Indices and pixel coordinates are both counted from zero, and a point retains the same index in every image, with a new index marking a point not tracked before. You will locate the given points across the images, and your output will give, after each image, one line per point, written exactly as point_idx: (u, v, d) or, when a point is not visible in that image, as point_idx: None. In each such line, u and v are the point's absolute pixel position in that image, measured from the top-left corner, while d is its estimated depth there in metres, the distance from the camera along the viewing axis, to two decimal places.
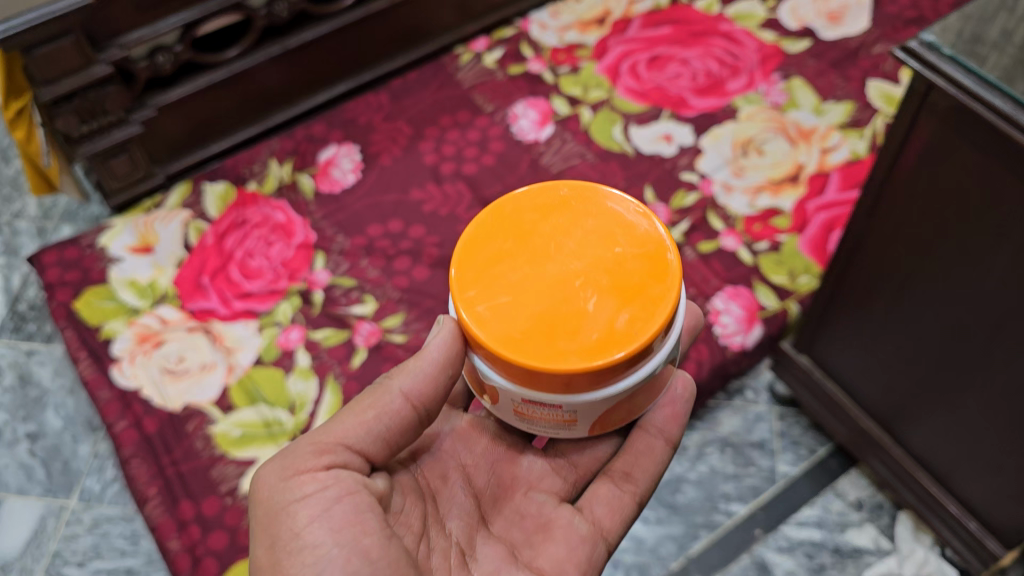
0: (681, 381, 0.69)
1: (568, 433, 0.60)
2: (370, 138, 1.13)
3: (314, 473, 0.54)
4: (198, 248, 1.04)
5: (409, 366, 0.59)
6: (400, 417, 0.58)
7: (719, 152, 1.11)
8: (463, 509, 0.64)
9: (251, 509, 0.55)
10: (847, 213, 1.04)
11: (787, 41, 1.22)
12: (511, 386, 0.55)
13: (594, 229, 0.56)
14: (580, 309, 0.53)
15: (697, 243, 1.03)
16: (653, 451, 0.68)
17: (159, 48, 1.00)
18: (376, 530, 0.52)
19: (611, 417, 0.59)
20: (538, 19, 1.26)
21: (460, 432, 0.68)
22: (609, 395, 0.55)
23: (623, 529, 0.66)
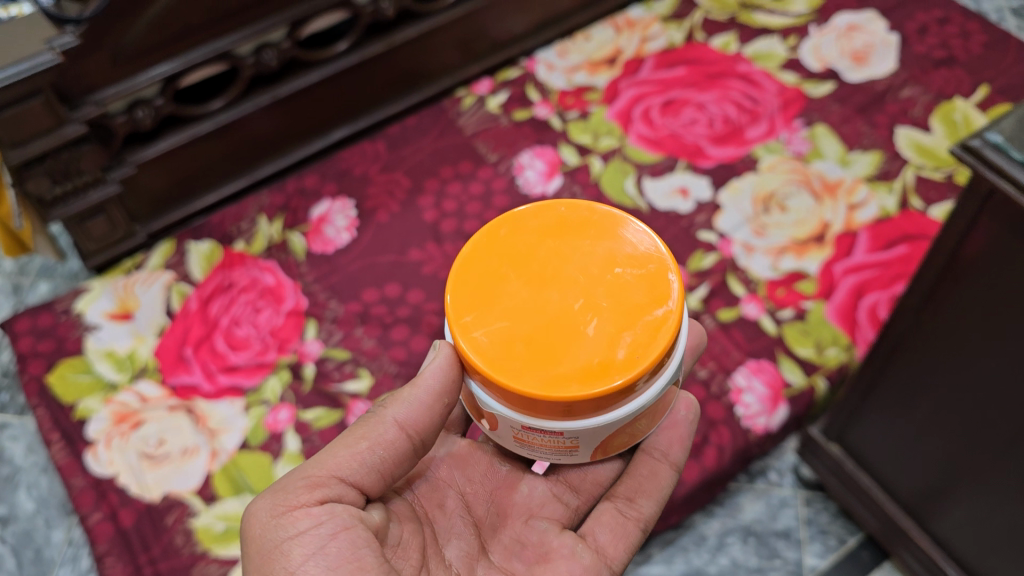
0: (685, 404, 0.69)
1: (571, 459, 0.58)
2: (366, 191, 1.06)
3: (308, 509, 0.51)
4: (181, 315, 0.97)
5: (403, 395, 0.56)
6: (394, 450, 0.55)
7: (739, 208, 1.04)
8: (462, 538, 0.61)
9: (241, 547, 0.52)
10: (877, 277, 0.97)
11: (809, 83, 1.15)
12: (511, 413, 0.53)
13: (592, 251, 0.54)
14: (580, 333, 0.51)
15: (716, 310, 0.96)
16: (657, 475, 0.67)
17: (139, 102, 0.93)
18: (374, 566, 0.49)
19: (614, 442, 0.57)
20: (544, 59, 1.19)
21: (458, 458, 0.66)
22: (613, 421, 0.53)
23: (628, 557, 0.63)
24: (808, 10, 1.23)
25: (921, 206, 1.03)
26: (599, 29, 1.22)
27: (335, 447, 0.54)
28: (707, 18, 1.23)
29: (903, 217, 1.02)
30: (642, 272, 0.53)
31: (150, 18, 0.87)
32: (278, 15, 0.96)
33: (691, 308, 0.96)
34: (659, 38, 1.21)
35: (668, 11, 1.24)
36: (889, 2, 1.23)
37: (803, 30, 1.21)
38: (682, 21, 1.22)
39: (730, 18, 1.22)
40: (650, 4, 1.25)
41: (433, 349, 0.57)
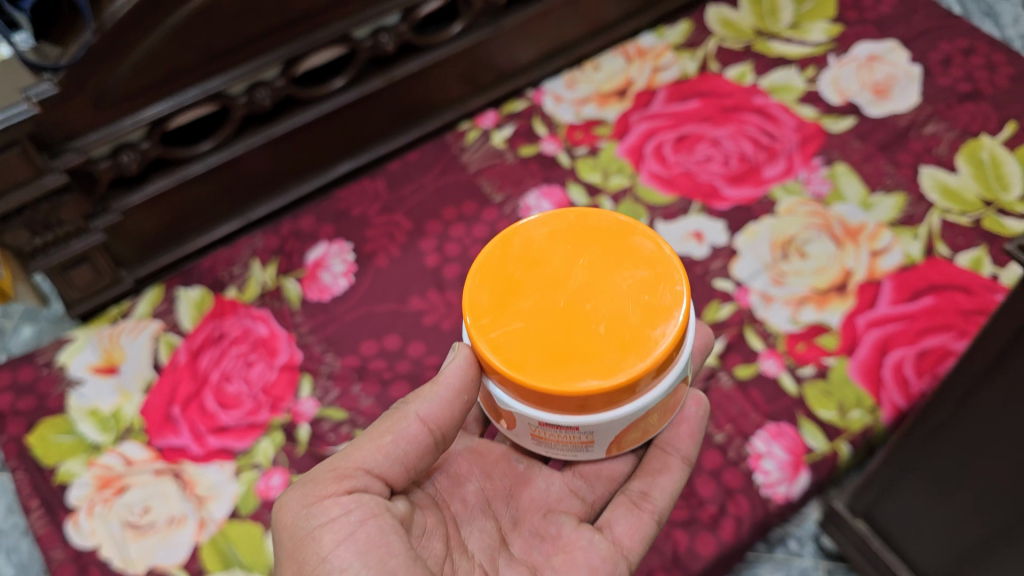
0: (694, 400, 0.72)
1: (585, 455, 0.61)
2: (365, 234, 1.01)
3: (336, 498, 0.53)
4: (169, 369, 0.92)
5: (425, 392, 0.58)
6: (418, 444, 0.57)
7: (756, 254, 0.99)
8: (485, 528, 0.64)
9: (274, 534, 0.54)
10: (902, 331, 0.92)
11: (829, 119, 1.10)
12: (528, 410, 0.56)
13: (601, 256, 0.57)
14: (592, 331, 0.54)
15: (733, 367, 0.91)
16: (669, 468, 0.69)
17: (124, 146, 0.89)
18: (401, 552, 0.51)
19: (627, 438, 0.60)
20: (552, 90, 1.14)
21: (478, 456, 0.68)
22: (626, 417, 0.56)
23: (644, 549, 0.66)
24: (827, 39, 1.18)
25: (947, 253, 0.98)
26: (608, 58, 1.18)
27: (359, 442, 0.56)
28: (721, 46, 1.17)
29: (929, 265, 0.97)
30: (650, 274, 0.56)
31: (135, 60, 0.82)
32: (272, 53, 0.91)
33: (707, 366, 0.91)
34: (671, 69, 1.16)
35: (680, 39, 1.19)
36: (912, 30, 1.18)
37: (822, 60, 1.15)
38: (695, 50, 1.17)
39: (745, 47, 1.17)
40: (661, 32, 1.20)
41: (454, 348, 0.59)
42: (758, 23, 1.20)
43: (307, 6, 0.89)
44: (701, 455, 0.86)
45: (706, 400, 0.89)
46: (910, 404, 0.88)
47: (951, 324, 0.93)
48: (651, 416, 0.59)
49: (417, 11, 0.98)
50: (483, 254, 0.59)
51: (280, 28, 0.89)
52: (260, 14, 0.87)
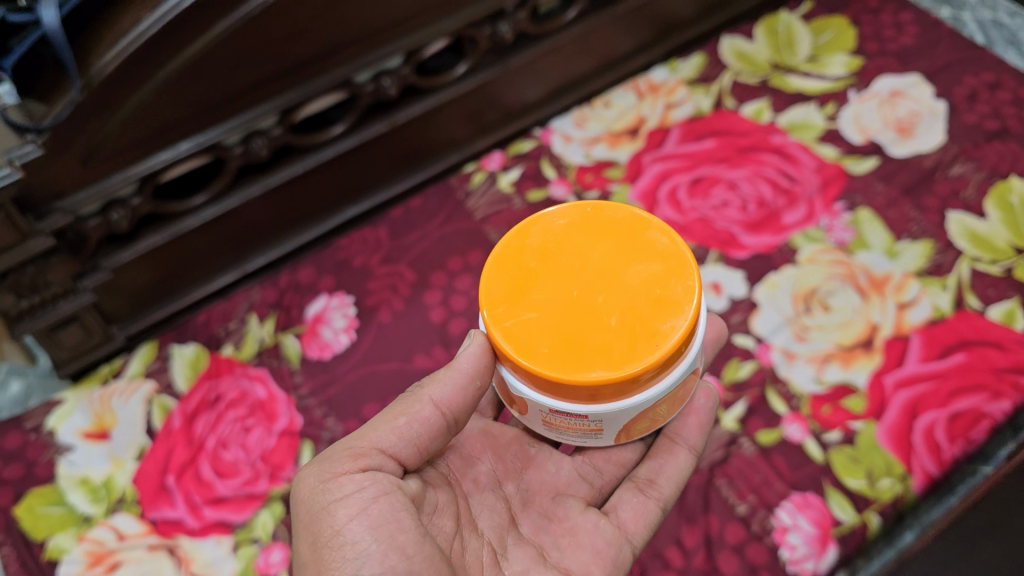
0: (704, 393, 0.75)
1: (593, 442, 0.63)
2: (367, 286, 0.97)
3: (351, 476, 0.55)
4: (162, 435, 0.87)
5: (439, 377, 0.61)
6: (429, 427, 0.60)
7: (777, 308, 0.95)
8: (496, 507, 0.66)
9: (293, 509, 0.57)
10: (933, 392, 0.88)
11: (850, 160, 1.05)
12: (538, 397, 0.58)
13: (614, 249, 0.59)
14: (604, 323, 0.56)
15: (755, 432, 0.87)
16: (675, 460, 0.72)
17: (114, 202, 0.83)
18: (411, 528, 0.54)
19: (636, 426, 0.62)
20: (560, 128, 1.10)
21: (491, 440, 0.71)
22: (635, 407, 0.58)
23: (647, 534, 0.69)
24: (847, 73, 1.13)
25: (978, 306, 0.94)
26: (619, 94, 1.13)
27: (374, 424, 0.59)
28: (737, 81, 1.13)
29: (959, 319, 0.93)
30: (662, 268, 0.58)
31: (124, 116, 0.77)
32: (269, 101, 0.86)
33: (727, 430, 0.87)
34: (685, 105, 1.11)
35: (694, 73, 1.15)
36: (935, 63, 1.13)
37: (842, 96, 1.11)
38: (709, 85, 1.13)
39: (761, 82, 1.13)
40: (674, 66, 1.16)
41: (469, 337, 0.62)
42: (775, 56, 1.15)
43: (305, 52, 0.84)
44: (722, 528, 0.82)
45: (727, 468, 0.85)
46: (943, 472, 0.84)
47: (984, 384, 0.88)
48: (660, 407, 0.61)
49: (421, 53, 0.93)
50: (500, 245, 0.61)
51: (277, 76, 0.84)
52: (255, 63, 0.82)
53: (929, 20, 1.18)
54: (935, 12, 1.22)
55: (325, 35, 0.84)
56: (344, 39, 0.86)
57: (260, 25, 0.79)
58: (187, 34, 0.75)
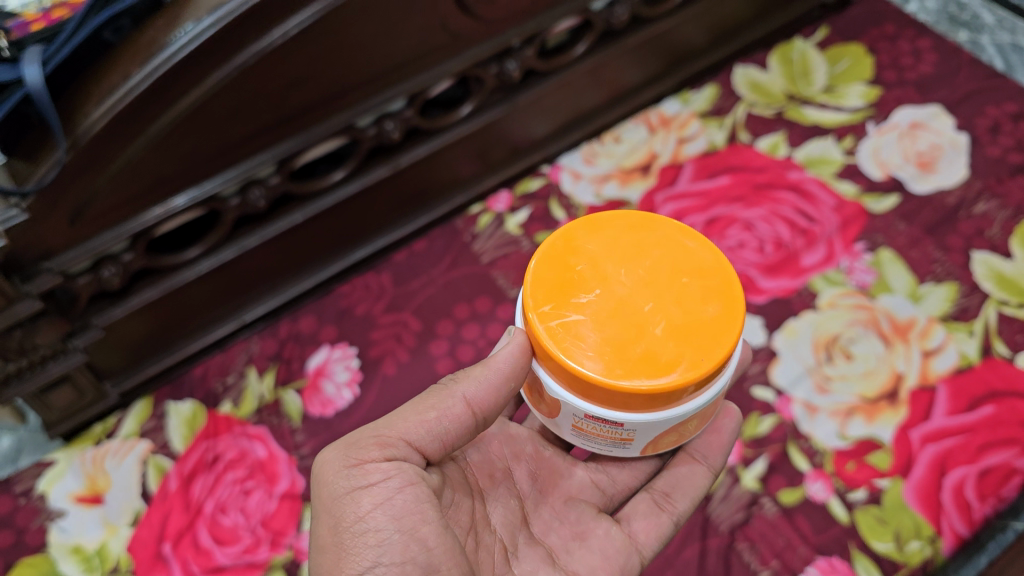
0: (730, 413, 0.71)
1: (619, 453, 0.59)
2: (370, 335, 0.93)
3: (377, 464, 0.53)
4: (158, 498, 0.83)
5: (472, 372, 0.58)
6: (458, 425, 0.57)
7: (797, 356, 0.91)
8: (507, 506, 0.63)
9: (313, 488, 0.55)
10: (961, 447, 0.84)
11: (870, 197, 1.01)
12: (573, 400, 0.55)
13: (663, 260, 0.56)
14: (650, 332, 0.53)
15: (777, 492, 0.83)
16: (694, 475, 0.69)
17: (105, 259, 0.80)
18: (434, 520, 0.52)
19: (664, 439, 0.58)
20: (569, 165, 1.06)
21: (508, 435, 0.68)
22: (668, 418, 0.55)
23: (658, 547, 0.65)
24: (865, 103, 1.09)
25: (1007, 353, 0.90)
26: (630, 128, 1.10)
27: (403, 411, 0.56)
28: (751, 112, 1.10)
29: (986, 367, 0.89)
30: (710, 287, 0.55)
31: (114, 172, 0.73)
32: (266, 151, 0.82)
33: (748, 490, 0.83)
34: (698, 139, 1.08)
35: (706, 105, 1.12)
36: (956, 93, 1.09)
37: (860, 129, 1.07)
38: (723, 118, 1.10)
39: (777, 114, 1.09)
40: (686, 97, 1.13)
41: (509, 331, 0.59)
42: (790, 86, 1.12)
43: (303, 100, 0.80)
44: None
45: (749, 531, 0.81)
46: (974, 533, 0.80)
47: (1015, 439, 0.84)
48: (691, 420, 0.57)
49: (425, 95, 0.89)
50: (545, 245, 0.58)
51: (275, 124, 0.81)
52: (251, 113, 0.78)
53: (948, 47, 1.14)
54: (953, 36, 1.18)
55: (324, 82, 0.80)
56: (344, 85, 0.82)
57: (256, 76, 0.75)
58: (179, 87, 0.71)
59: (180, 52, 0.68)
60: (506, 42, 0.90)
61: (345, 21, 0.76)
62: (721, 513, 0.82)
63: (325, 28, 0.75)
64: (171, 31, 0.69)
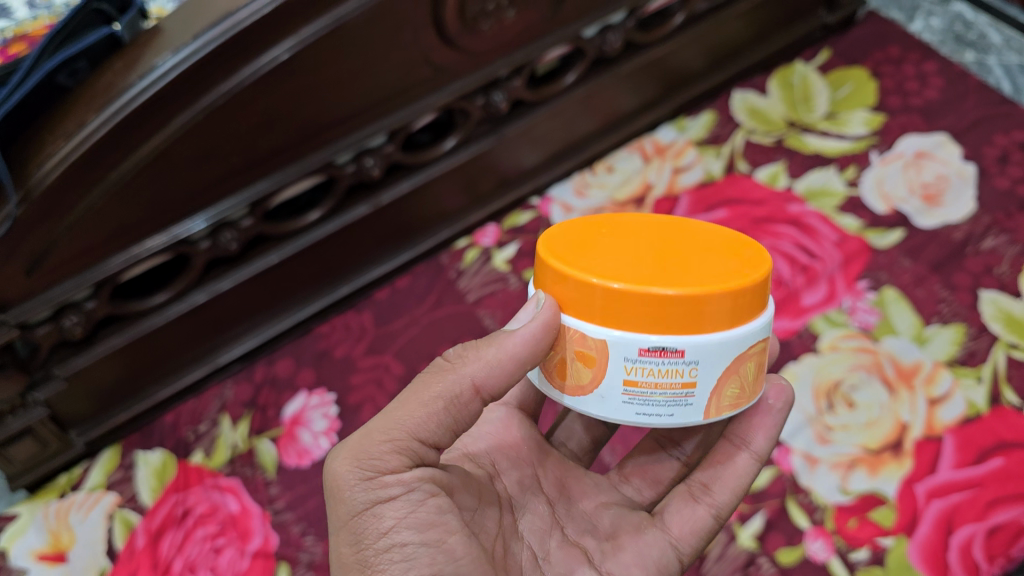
0: (775, 392, 0.58)
1: (679, 421, 0.48)
2: (349, 380, 0.89)
3: (396, 474, 0.47)
4: (124, 556, 0.79)
5: (485, 349, 0.50)
6: (470, 414, 0.49)
7: (797, 406, 0.85)
8: (537, 510, 0.57)
9: (328, 503, 0.49)
10: (969, 503, 0.77)
11: (873, 232, 0.96)
12: (621, 335, 0.47)
13: (678, 220, 0.53)
14: (685, 258, 0.49)
15: (775, 551, 0.78)
16: (734, 462, 0.59)
17: (67, 307, 0.75)
18: (458, 529, 0.48)
19: (727, 391, 0.49)
20: (559, 196, 1.02)
21: (538, 444, 0.61)
22: (729, 351, 0.47)
23: (697, 544, 0.59)
24: (869, 131, 1.04)
25: (1017, 401, 0.83)
26: (624, 157, 1.06)
27: (407, 401, 0.49)
28: (750, 140, 1.06)
29: (995, 417, 0.82)
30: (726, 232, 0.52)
31: (71, 221, 0.68)
32: (240, 193, 0.78)
33: (744, 550, 0.78)
34: (694, 169, 1.04)
35: (703, 133, 1.08)
36: (963, 121, 1.04)
37: (863, 158, 1.02)
38: (720, 146, 1.06)
39: (776, 141, 1.05)
40: (682, 124, 1.09)
41: (534, 300, 0.51)
42: (790, 113, 1.08)
43: (276, 141, 0.76)
44: None
45: None
46: None
47: None
48: (750, 360, 0.49)
49: (407, 130, 0.85)
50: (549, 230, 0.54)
51: (245, 167, 0.76)
52: (222, 155, 0.73)
53: (954, 71, 1.09)
54: (959, 58, 1.13)
55: (298, 122, 0.76)
56: (321, 124, 0.78)
57: (224, 118, 0.70)
58: (141, 133, 0.66)
59: (142, 94, 0.63)
60: (494, 73, 0.86)
61: (319, 61, 0.72)
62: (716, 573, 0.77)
63: (296, 66, 0.71)
64: (131, 73, 0.64)
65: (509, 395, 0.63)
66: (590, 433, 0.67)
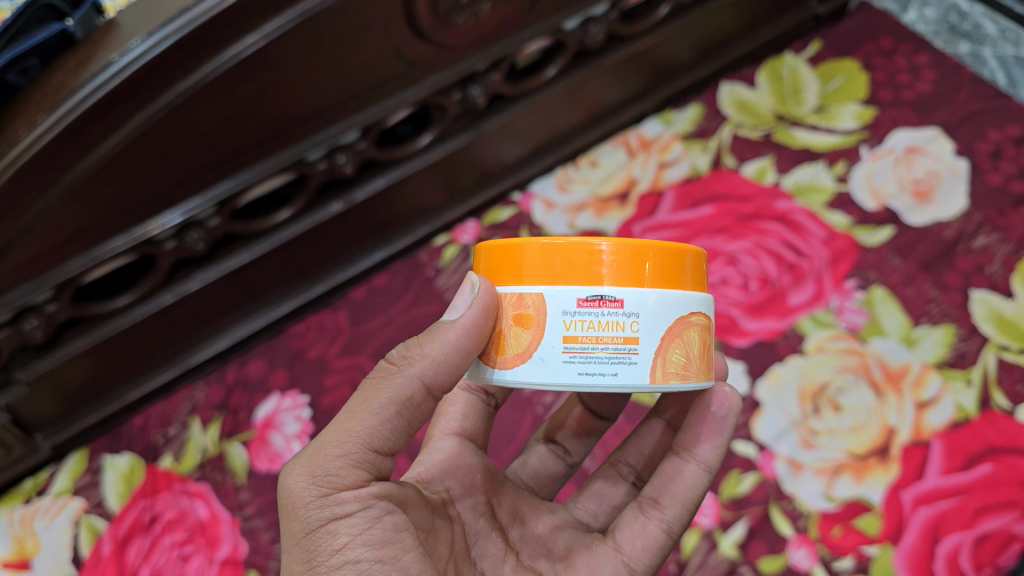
0: (719, 399, 0.56)
1: (623, 382, 0.45)
2: (323, 382, 0.87)
3: (353, 490, 0.45)
4: (90, 564, 0.77)
5: (426, 344, 0.47)
6: (418, 414, 0.47)
7: (782, 410, 0.82)
8: (491, 538, 0.55)
9: (280, 518, 0.45)
10: (957, 510, 0.73)
11: (862, 230, 0.92)
12: (563, 292, 0.46)
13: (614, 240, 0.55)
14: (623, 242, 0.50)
15: (758, 559, 0.74)
16: (683, 474, 0.56)
17: (27, 310, 0.73)
18: (413, 547, 0.46)
19: (673, 353, 0.46)
20: (541, 192, 1.02)
21: (492, 474, 0.60)
22: (671, 308, 0.47)
23: (652, 561, 0.54)
24: (859, 125, 1.01)
25: (1008, 405, 0.79)
26: (608, 151, 1.05)
27: (357, 409, 0.46)
28: (737, 134, 1.03)
29: (984, 421, 0.78)
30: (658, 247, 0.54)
31: (26, 224, 0.65)
32: (206, 193, 0.75)
33: (725, 559, 0.74)
34: (680, 164, 1.02)
35: (690, 126, 1.06)
36: (956, 114, 1.00)
37: (853, 153, 0.99)
38: (707, 140, 1.04)
39: (764, 136, 1.03)
40: (668, 118, 1.07)
41: (469, 283, 0.49)
42: (779, 106, 1.05)
43: (240, 139, 0.73)
44: None
45: None
46: None
47: (1016, 502, 0.73)
48: (695, 330, 0.47)
49: (382, 125, 0.83)
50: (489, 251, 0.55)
51: (212, 164, 0.73)
52: (185, 155, 0.71)
53: (948, 63, 1.05)
54: (953, 45, 1.09)
55: (264, 118, 0.73)
56: (290, 119, 0.75)
57: (188, 115, 0.67)
58: (98, 131, 0.63)
59: (97, 91, 0.60)
60: (471, 67, 0.83)
61: (285, 57, 0.69)
62: None
63: (262, 61, 0.68)
64: (84, 71, 0.61)
65: (456, 425, 0.63)
66: (547, 468, 0.67)
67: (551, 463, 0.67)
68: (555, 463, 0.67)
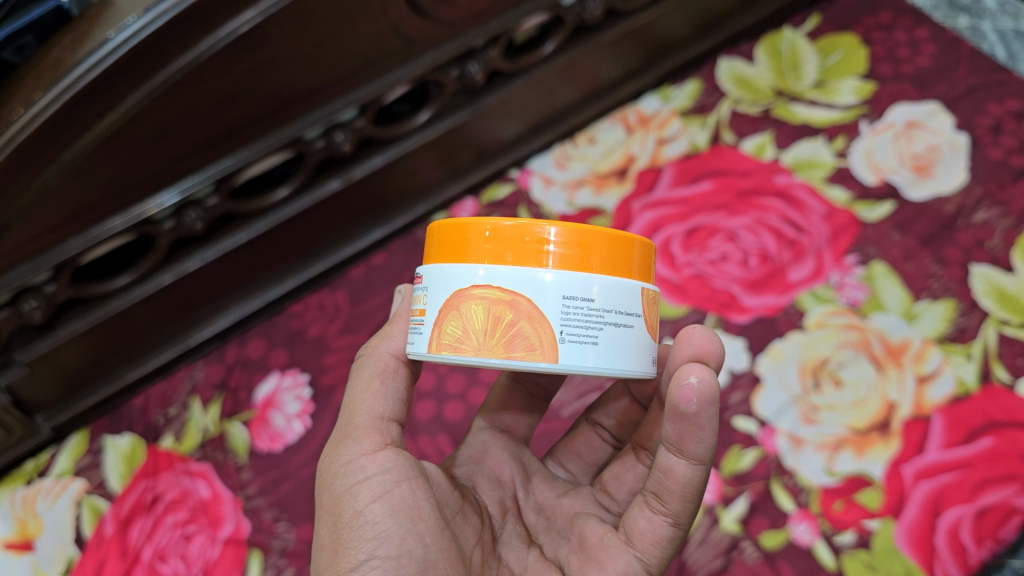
0: (685, 394, 0.46)
1: (417, 347, 0.51)
2: (323, 361, 0.87)
3: (372, 456, 0.49)
4: (93, 544, 0.77)
5: (389, 332, 0.54)
6: (400, 380, 0.53)
7: (783, 385, 0.82)
8: (513, 532, 0.58)
9: (317, 497, 0.50)
10: (959, 484, 0.73)
11: (862, 205, 0.92)
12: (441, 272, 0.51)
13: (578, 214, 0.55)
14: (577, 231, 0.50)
15: (759, 534, 0.74)
16: (674, 472, 0.49)
17: (26, 291, 0.73)
18: (431, 517, 0.49)
19: (449, 327, 0.49)
20: (540, 169, 1.01)
21: (521, 467, 0.63)
22: (520, 282, 0.48)
23: (664, 554, 0.51)
24: (858, 100, 1.01)
25: (1008, 378, 0.79)
26: (606, 127, 1.04)
27: (356, 392, 0.52)
28: (736, 110, 1.03)
29: (985, 395, 0.78)
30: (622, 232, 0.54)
31: (23, 205, 0.65)
32: (203, 171, 0.75)
33: (727, 534, 0.75)
34: (678, 140, 1.01)
35: (688, 102, 1.05)
36: (957, 88, 0.99)
37: (853, 128, 0.99)
38: (706, 116, 1.03)
39: (763, 111, 1.02)
40: (666, 94, 1.06)
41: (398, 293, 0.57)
42: (778, 81, 1.05)
43: (238, 117, 0.73)
44: None
45: None
46: None
47: (1016, 475, 0.73)
48: (477, 303, 0.48)
49: (380, 103, 0.82)
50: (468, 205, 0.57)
51: (208, 143, 0.73)
52: (183, 133, 0.70)
53: (948, 37, 1.04)
54: (953, 18, 1.08)
55: (263, 95, 0.73)
56: (289, 97, 0.75)
57: (183, 92, 0.67)
58: (95, 110, 0.63)
59: (94, 68, 0.60)
60: (470, 43, 0.83)
61: (279, 32, 0.68)
62: (699, 559, 0.74)
63: (259, 37, 0.67)
64: (80, 48, 0.61)
65: (500, 420, 0.65)
66: (588, 458, 0.66)
67: (592, 450, 0.66)
68: (599, 450, 0.66)
